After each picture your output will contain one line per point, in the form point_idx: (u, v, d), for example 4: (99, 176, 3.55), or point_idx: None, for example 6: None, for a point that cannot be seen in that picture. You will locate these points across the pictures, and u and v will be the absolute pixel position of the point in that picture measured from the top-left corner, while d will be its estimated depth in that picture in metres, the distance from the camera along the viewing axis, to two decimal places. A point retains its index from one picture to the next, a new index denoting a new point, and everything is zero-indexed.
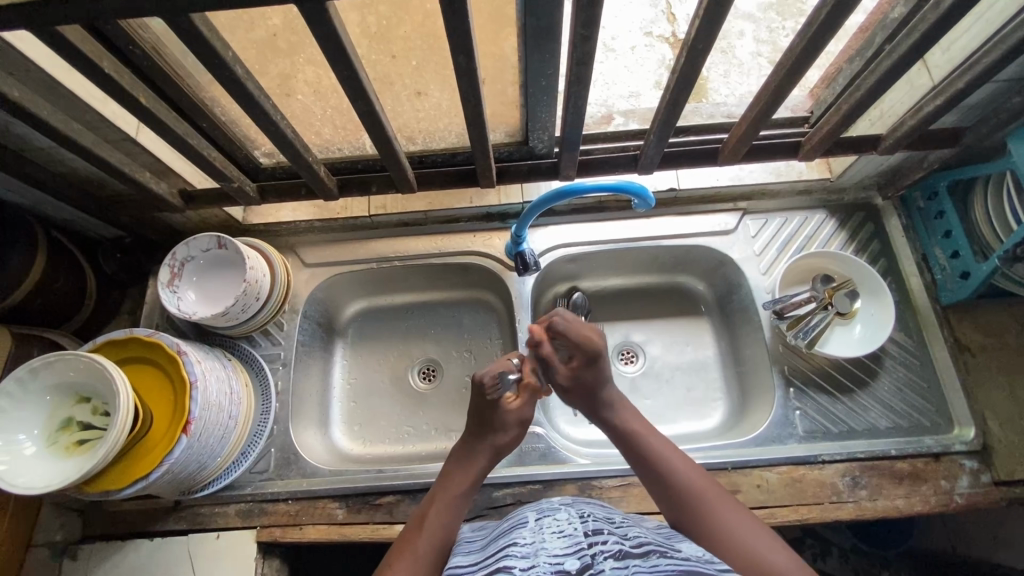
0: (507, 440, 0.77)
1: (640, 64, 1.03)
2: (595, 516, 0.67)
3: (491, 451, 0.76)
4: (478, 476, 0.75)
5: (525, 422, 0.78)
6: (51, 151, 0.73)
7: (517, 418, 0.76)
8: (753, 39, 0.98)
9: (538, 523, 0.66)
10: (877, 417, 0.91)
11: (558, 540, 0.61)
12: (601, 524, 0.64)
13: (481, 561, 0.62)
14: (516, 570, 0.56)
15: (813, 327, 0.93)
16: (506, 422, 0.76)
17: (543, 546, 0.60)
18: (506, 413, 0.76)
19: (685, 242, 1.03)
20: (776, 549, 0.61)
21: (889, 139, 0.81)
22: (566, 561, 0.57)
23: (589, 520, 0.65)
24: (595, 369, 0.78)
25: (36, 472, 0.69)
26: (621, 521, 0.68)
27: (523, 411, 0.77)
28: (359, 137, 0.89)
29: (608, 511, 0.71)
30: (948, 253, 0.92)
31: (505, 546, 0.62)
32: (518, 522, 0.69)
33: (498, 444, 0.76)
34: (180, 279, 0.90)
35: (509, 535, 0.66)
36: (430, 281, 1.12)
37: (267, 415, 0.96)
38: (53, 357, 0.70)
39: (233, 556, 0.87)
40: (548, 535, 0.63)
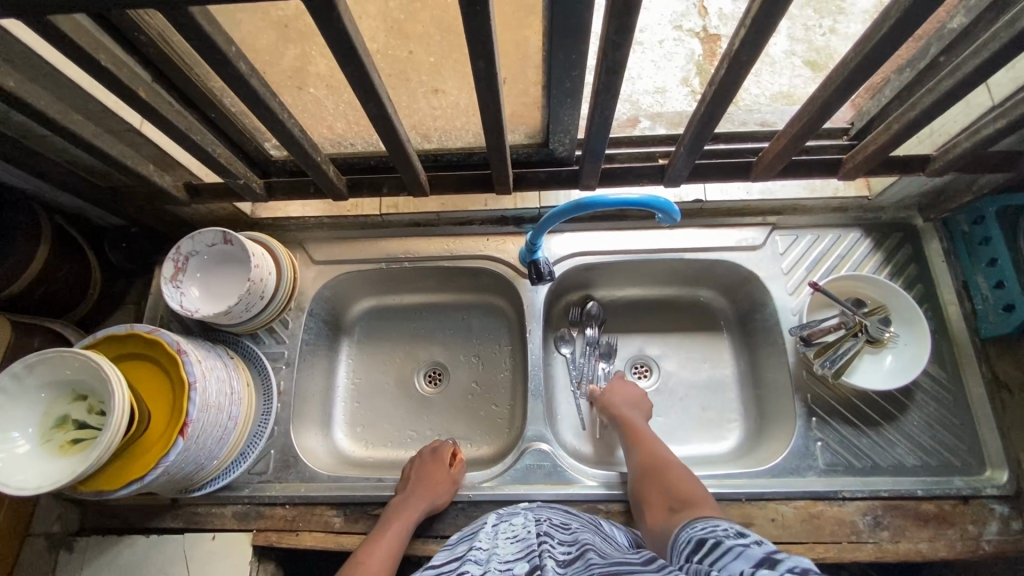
0: (446, 493, 0.85)
1: (669, 58, 0.97)
2: (551, 521, 0.69)
3: (418, 506, 0.81)
4: (413, 523, 0.80)
5: (455, 482, 0.87)
6: (52, 141, 0.70)
7: (449, 477, 0.86)
8: (787, 37, 0.91)
9: (494, 530, 0.69)
10: (905, 453, 0.85)
11: (509, 546, 0.63)
12: (554, 528, 0.66)
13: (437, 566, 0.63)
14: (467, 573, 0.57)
15: (843, 354, 0.86)
16: (443, 478, 0.86)
17: (496, 553, 0.62)
18: (441, 468, 0.87)
19: (709, 256, 0.98)
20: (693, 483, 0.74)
21: (940, 161, 0.75)
22: (514, 565, 0.57)
23: (544, 526, 0.67)
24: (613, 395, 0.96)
25: (31, 471, 0.67)
26: (574, 524, 0.70)
27: (454, 473, 0.88)
28: (372, 134, 0.86)
29: (567, 517, 0.73)
30: (992, 283, 0.87)
31: (463, 555, 0.64)
32: (477, 530, 0.71)
33: (435, 493, 0.83)
34: (183, 273, 0.87)
35: (470, 541, 0.68)
36: (441, 283, 1.09)
37: (268, 416, 0.93)
38: (50, 353, 0.68)
39: (226, 558, 0.85)
40: (503, 542, 0.65)
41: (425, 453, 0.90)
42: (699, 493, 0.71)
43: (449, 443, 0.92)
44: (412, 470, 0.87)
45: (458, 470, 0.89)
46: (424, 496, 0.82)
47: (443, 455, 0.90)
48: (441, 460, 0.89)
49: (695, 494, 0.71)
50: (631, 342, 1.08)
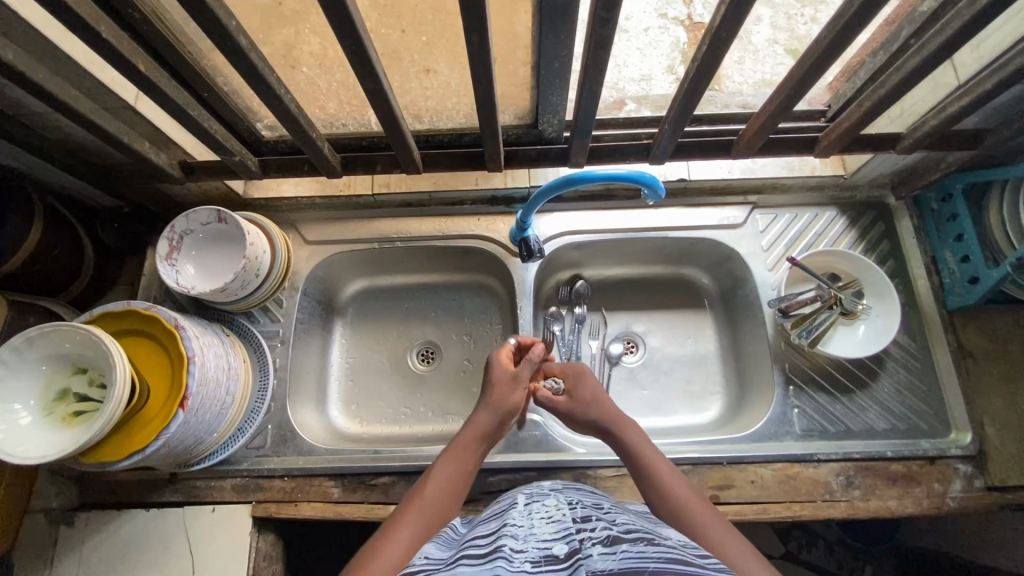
0: (514, 398, 0.83)
1: (654, 45, 1.00)
2: (585, 504, 0.66)
3: (491, 413, 0.81)
4: (486, 430, 0.80)
5: (524, 381, 0.85)
6: (47, 116, 0.70)
7: (517, 382, 0.85)
8: (770, 26, 0.95)
9: (527, 509, 0.65)
10: (876, 418, 0.90)
11: (546, 526, 0.59)
12: (589, 511, 0.63)
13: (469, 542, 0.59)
14: (506, 550, 0.54)
15: (819, 325, 0.91)
16: (507, 381, 0.85)
17: (533, 532, 0.58)
18: (508, 373, 0.86)
19: (693, 234, 1.02)
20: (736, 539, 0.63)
21: (910, 138, 0.79)
22: (554, 546, 0.54)
23: (579, 508, 0.64)
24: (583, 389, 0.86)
25: (34, 442, 0.68)
26: (609, 507, 0.67)
27: (518, 369, 0.86)
28: (364, 114, 0.88)
29: (597, 498, 0.70)
30: (958, 257, 0.91)
31: (496, 531, 0.60)
32: (507, 506, 0.67)
33: (504, 401, 0.83)
34: (178, 252, 0.88)
35: (500, 518, 0.64)
36: (433, 263, 1.11)
37: (265, 392, 0.95)
38: (51, 327, 0.70)
39: (228, 529, 0.88)
40: (538, 521, 0.61)
41: (493, 360, 0.88)
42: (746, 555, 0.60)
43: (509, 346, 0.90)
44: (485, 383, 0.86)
45: (529, 363, 0.87)
46: (493, 408, 0.82)
47: (503, 359, 0.88)
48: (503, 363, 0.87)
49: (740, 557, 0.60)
50: (618, 319, 1.11)
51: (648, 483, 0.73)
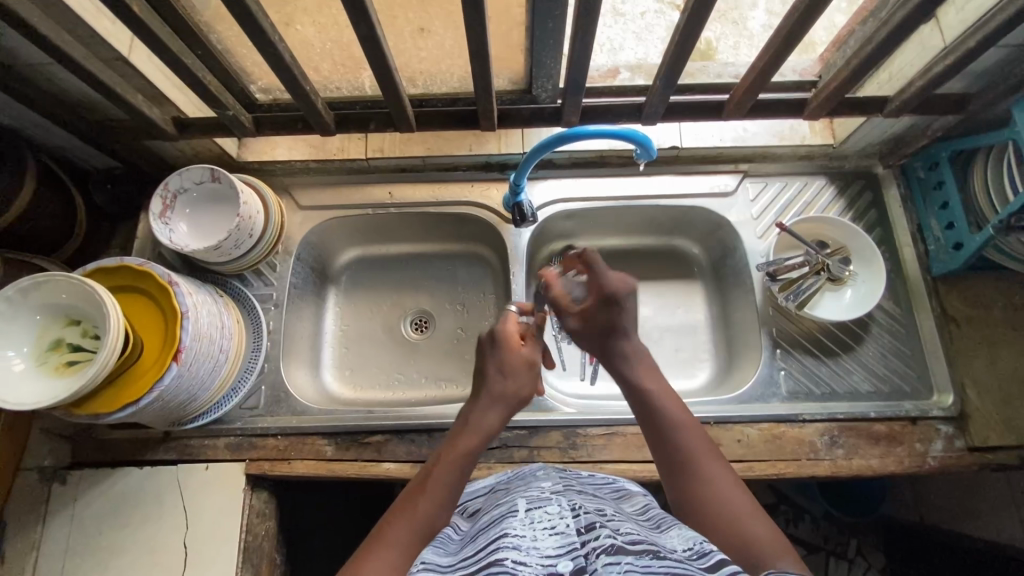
0: (523, 387, 0.72)
1: (650, 31, 0.95)
2: (588, 508, 0.58)
3: (496, 407, 0.70)
4: (485, 432, 0.68)
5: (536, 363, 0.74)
6: (42, 64, 0.70)
7: (526, 365, 0.73)
8: (766, 11, 0.90)
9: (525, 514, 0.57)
10: (860, 381, 0.92)
11: (550, 538, 0.52)
12: (594, 517, 0.56)
13: (469, 555, 0.54)
14: (508, 564, 0.49)
15: (805, 290, 0.94)
16: (519, 367, 0.72)
17: (534, 544, 0.52)
18: (516, 355, 0.73)
19: (685, 202, 1.03)
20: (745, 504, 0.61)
21: (896, 101, 0.81)
22: (559, 562, 0.49)
23: (583, 514, 0.56)
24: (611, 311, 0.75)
25: (26, 390, 0.69)
26: (612, 514, 0.59)
27: (529, 354, 0.74)
28: (358, 76, 0.88)
29: (599, 503, 0.63)
30: (943, 225, 0.93)
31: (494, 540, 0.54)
32: (506, 512, 0.59)
33: (511, 394, 0.71)
34: (172, 210, 0.89)
35: (500, 525, 0.57)
36: (427, 232, 1.12)
37: (259, 351, 0.96)
38: (44, 278, 0.70)
39: (222, 486, 0.88)
40: (538, 530, 0.54)
41: (499, 332, 0.75)
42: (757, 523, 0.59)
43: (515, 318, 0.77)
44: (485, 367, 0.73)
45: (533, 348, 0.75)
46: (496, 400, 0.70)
47: (512, 336, 0.74)
48: (512, 343, 0.74)
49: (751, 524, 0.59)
50: None
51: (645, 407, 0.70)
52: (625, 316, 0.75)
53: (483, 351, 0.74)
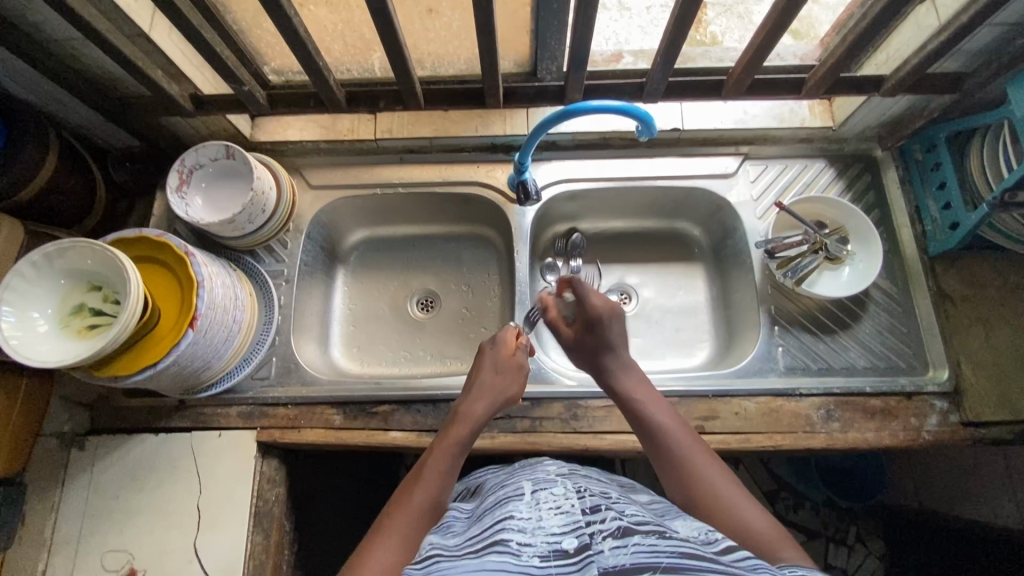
0: (513, 386, 0.81)
1: (656, 24, 0.95)
2: (592, 491, 0.60)
3: (488, 401, 0.78)
4: (476, 424, 0.75)
5: (523, 368, 0.84)
6: (70, 37, 0.74)
7: (517, 366, 0.83)
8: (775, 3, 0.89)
9: (531, 496, 0.60)
10: (857, 357, 0.94)
11: (554, 517, 0.55)
12: (599, 500, 0.58)
13: (474, 534, 0.56)
14: (512, 544, 0.51)
15: (804, 267, 0.95)
16: (510, 368, 0.82)
17: (540, 524, 0.54)
18: (509, 356, 0.83)
19: (686, 183, 1.05)
20: (750, 504, 0.64)
21: (893, 80, 0.83)
22: (563, 541, 0.51)
23: (588, 496, 0.59)
24: (595, 333, 0.83)
25: (51, 349, 0.72)
26: (617, 498, 0.62)
27: (520, 359, 0.84)
28: (369, 57, 0.91)
29: (603, 487, 0.65)
30: (941, 205, 0.94)
31: (500, 519, 0.56)
32: (511, 494, 0.62)
33: (501, 390, 0.80)
34: (188, 185, 0.92)
35: (505, 506, 0.59)
36: (434, 213, 1.14)
37: (270, 326, 0.99)
38: (68, 243, 0.73)
39: (234, 453, 0.91)
40: (545, 512, 0.56)
41: (496, 338, 0.85)
42: (762, 524, 0.62)
43: (515, 329, 0.88)
44: (480, 369, 0.82)
45: (525, 355, 0.87)
46: (489, 395, 0.78)
47: (507, 341, 0.85)
48: (508, 347, 0.85)
49: (755, 524, 0.62)
50: (612, 271, 1.15)
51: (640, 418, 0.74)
52: (612, 329, 0.83)
53: (481, 356, 0.84)
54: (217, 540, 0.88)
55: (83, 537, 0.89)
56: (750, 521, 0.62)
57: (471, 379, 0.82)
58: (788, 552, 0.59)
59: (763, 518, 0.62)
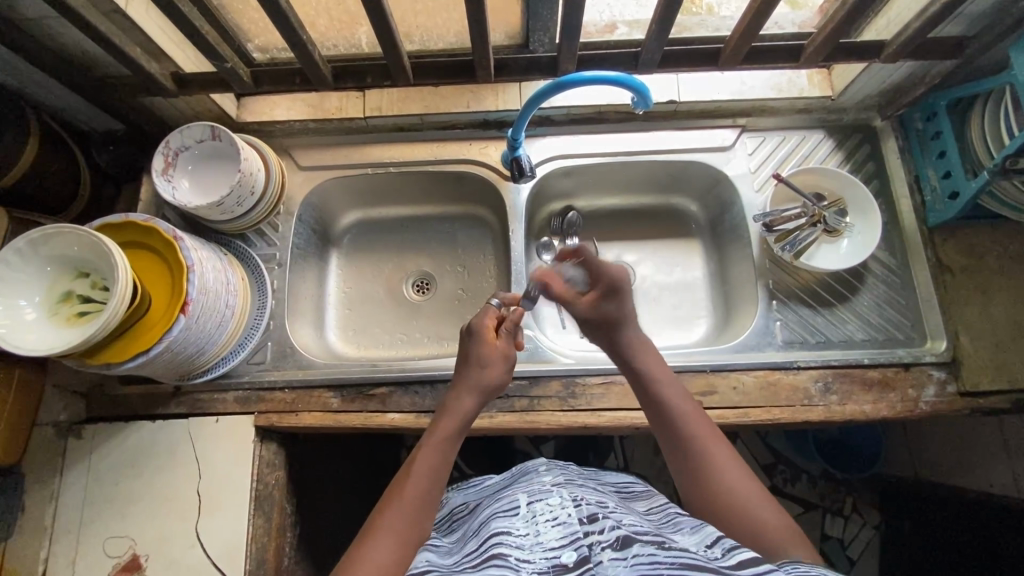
0: (497, 375, 0.77)
1: None
2: (590, 500, 0.61)
3: (476, 392, 0.76)
4: (467, 415, 0.74)
5: (510, 358, 0.80)
6: (41, 13, 0.71)
7: (501, 355, 0.79)
8: None
9: (527, 509, 0.61)
10: (855, 330, 0.94)
11: (552, 530, 0.56)
12: (596, 508, 0.59)
13: (472, 551, 0.58)
14: (510, 559, 0.52)
15: (801, 240, 0.94)
16: (494, 358, 0.78)
17: (538, 540, 0.55)
18: (491, 345, 0.79)
19: (684, 157, 1.03)
20: (765, 502, 0.64)
21: (893, 45, 0.81)
22: (562, 554, 0.52)
23: (584, 505, 0.59)
24: (617, 301, 0.81)
25: (41, 337, 0.71)
26: (615, 507, 0.61)
27: (505, 348, 0.80)
28: (355, 31, 0.88)
29: (602, 495, 0.65)
30: (941, 174, 0.93)
31: (498, 533, 0.57)
32: (508, 508, 0.62)
33: (485, 380, 0.77)
34: (174, 168, 0.90)
35: (501, 520, 0.60)
36: (427, 194, 1.12)
37: (263, 310, 0.98)
38: (52, 230, 0.71)
39: (231, 438, 0.91)
40: (542, 525, 0.57)
41: (475, 323, 0.80)
42: (773, 520, 0.63)
43: (492, 311, 0.83)
44: (465, 354, 0.79)
45: (510, 339, 0.81)
46: (473, 386, 0.76)
47: (487, 327, 0.80)
48: (489, 333, 0.80)
49: (767, 520, 0.62)
50: (609, 249, 1.14)
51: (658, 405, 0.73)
52: (625, 303, 0.81)
53: (465, 340, 0.80)
54: (218, 524, 0.88)
55: (84, 523, 0.89)
56: (763, 519, 0.62)
57: (460, 362, 0.79)
58: (799, 547, 0.61)
59: (777, 515, 0.63)
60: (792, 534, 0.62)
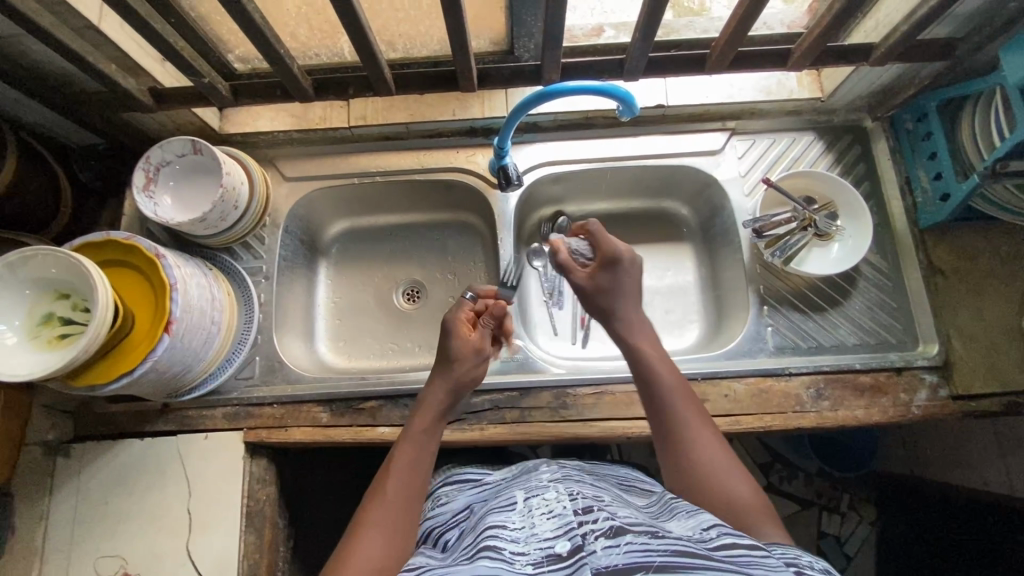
0: (469, 369, 0.77)
1: None
2: (585, 493, 0.60)
3: (450, 385, 0.76)
4: (442, 410, 0.74)
5: (485, 354, 0.79)
6: (11, 33, 0.70)
7: (475, 349, 0.78)
8: None
9: (524, 507, 0.60)
10: (846, 334, 0.94)
11: (547, 522, 0.55)
12: (592, 501, 0.57)
13: (466, 545, 0.56)
14: (504, 552, 0.51)
15: (793, 245, 0.94)
16: (467, 351, 0.78)
17: (533, 532, 0.54)
18: (464, 339, 0.78)
19: (673, 161, 1.02)
20: (739, 478, 0.65)
21: (881, 48, 0.80)
22: (556, 544, 0.51)
23: (580, 498, 0.58)
24: (614, 274, 0.80)
25: (21, 361, 0.70)
26: (610, 499, 0.61)
27: (480, 343, 0.79)
28: (335, 40, 0.86)
29: (597, 489, 0.65)
30: (931, 175, 0.92)
31: (494, 527, 0.56)
32: (505, 505, 0.62)
33: (458, 372, 0.77)
34: (155, 184, 0.89)
35: (497, 516, 0.59)
36: (415, 202, 1.11)
37: (250, 325, 0.97)
38: (29, 251, 0.70)
39: (220, 455, 0.90)
40: (538, 518, 0.56)
41: (449, 320, 0.80)
42: (743, 498, 0.63)
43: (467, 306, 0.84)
44: (438, 349, 0.79)
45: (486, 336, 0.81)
46: (447, 378, 0.76)
47: (461, 324, 0.80)
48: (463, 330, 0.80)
49: (735, 497, 0.63)
50: None
51: (644, 375, 0.73)
52: (622, 276, 0.81)
53: (439, 336, 0.80)
54: (209, 542, 0.87)
55: (74, 542, 0.89)
56: (732, 496, 0.63)
57: (434, 359, 0.79)
58: (765, 524, 0.61)
59: (746, 491, 0.64)
60: (761, 509, 0.62)
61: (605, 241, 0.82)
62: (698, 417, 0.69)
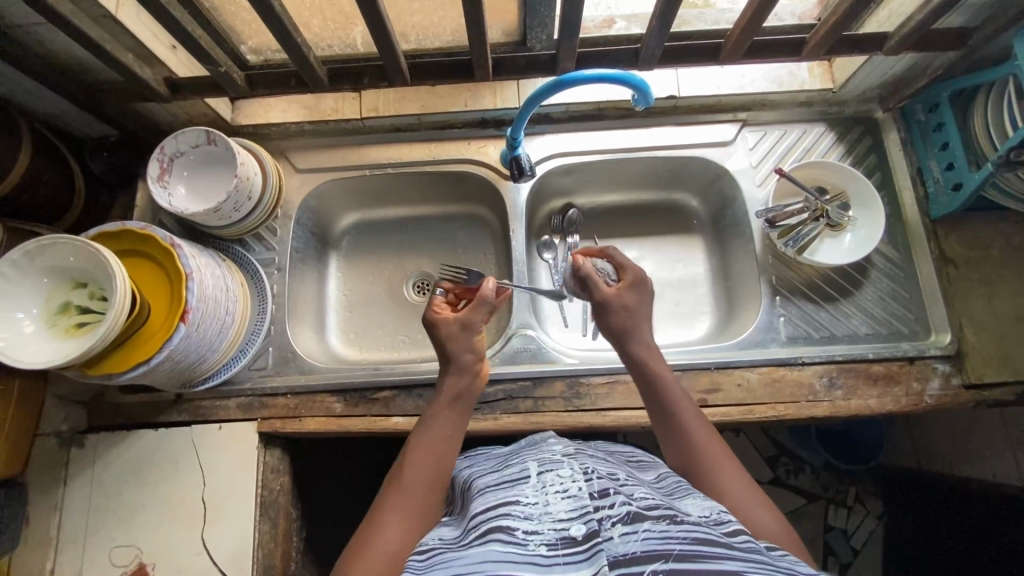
0: (461, 348, 0.76)
1: None
2: (600, 473, 0.59)
3: (460, 371, 0.76)
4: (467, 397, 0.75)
5: (472, 326, 0.77)
6: (31, 22, 0.70)
7: (469, 327, 0.77)
8: None
9: (536, 480, 0.59)
10: (858, 324, 0.94)
11: (561, 502, 0.54)
12: (607, 482, 0.57)
13: (476, 516, 0.56)
14: (519, 532, 0.51)
15: (805, 235, 0.94)
16: (456, 331, 0.76)
17: (547, 509, 0.54)
18: (451, 322, 0.77)
19: (684, 153, 1.02)
20: (764, 509, 0.62)
21: (896, 37, 0.80)
22: (571, 526, 0.51)
23: (595, 479, 0.57)
24: (639, 293, 0.81)
25: (38, 350, 0.70)
26: (625, 479, 0.61)
27: (471, 316, 0.77)
28: (349, 30, 0.86)
29: (610, 467, 0.65)
30: (943, 166, 0.92)
31: (506, 502, 0.56)
32: (517, 478, 0.61)
33: (454, 355, 0.76)
34: (170, 174, 0.89)
35: (510, 489, 0.58)
36: (425, 194, 1.12)
37: (263, 315, 0.97)
38: (47, 242, 0.70)
39: (234, 445, 0.91)
40: (551, 496, 0.56)
41: (432, 314, 0.79)
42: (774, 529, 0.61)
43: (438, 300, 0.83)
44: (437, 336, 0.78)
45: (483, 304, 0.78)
46: (458, 367, 0.76)
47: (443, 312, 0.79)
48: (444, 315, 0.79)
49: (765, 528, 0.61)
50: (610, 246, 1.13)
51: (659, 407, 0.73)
52: (646, 299, 0.82)
53: (433, 324, 0.79)
54: (224, 531, 0.88)
55: (89, 533, 0.89)
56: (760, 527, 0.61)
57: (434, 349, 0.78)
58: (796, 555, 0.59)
59: (774, 521, 0.61)
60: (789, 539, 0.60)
61: (626, 263, 0.84)
62: (715, 445, 0.68)
